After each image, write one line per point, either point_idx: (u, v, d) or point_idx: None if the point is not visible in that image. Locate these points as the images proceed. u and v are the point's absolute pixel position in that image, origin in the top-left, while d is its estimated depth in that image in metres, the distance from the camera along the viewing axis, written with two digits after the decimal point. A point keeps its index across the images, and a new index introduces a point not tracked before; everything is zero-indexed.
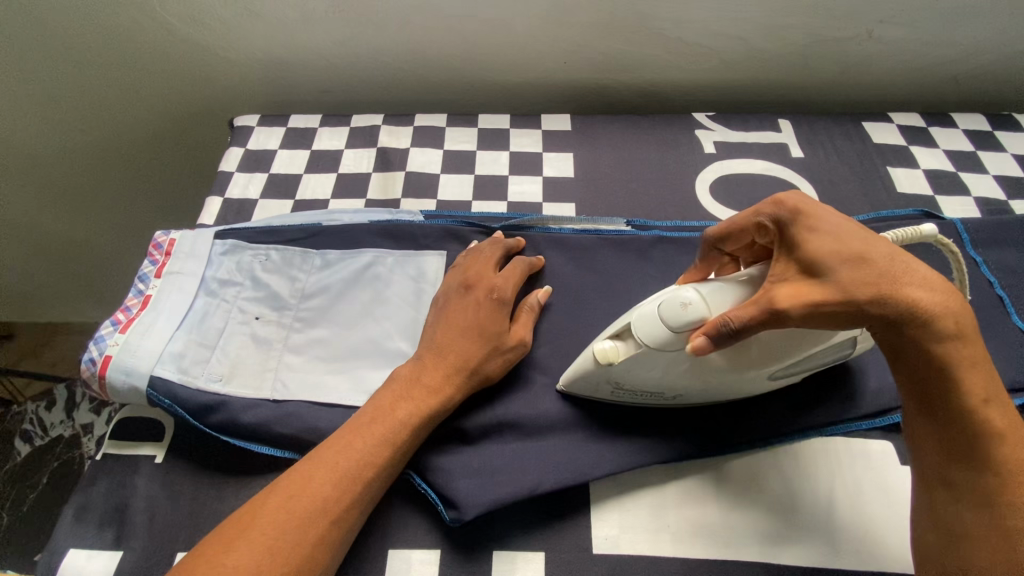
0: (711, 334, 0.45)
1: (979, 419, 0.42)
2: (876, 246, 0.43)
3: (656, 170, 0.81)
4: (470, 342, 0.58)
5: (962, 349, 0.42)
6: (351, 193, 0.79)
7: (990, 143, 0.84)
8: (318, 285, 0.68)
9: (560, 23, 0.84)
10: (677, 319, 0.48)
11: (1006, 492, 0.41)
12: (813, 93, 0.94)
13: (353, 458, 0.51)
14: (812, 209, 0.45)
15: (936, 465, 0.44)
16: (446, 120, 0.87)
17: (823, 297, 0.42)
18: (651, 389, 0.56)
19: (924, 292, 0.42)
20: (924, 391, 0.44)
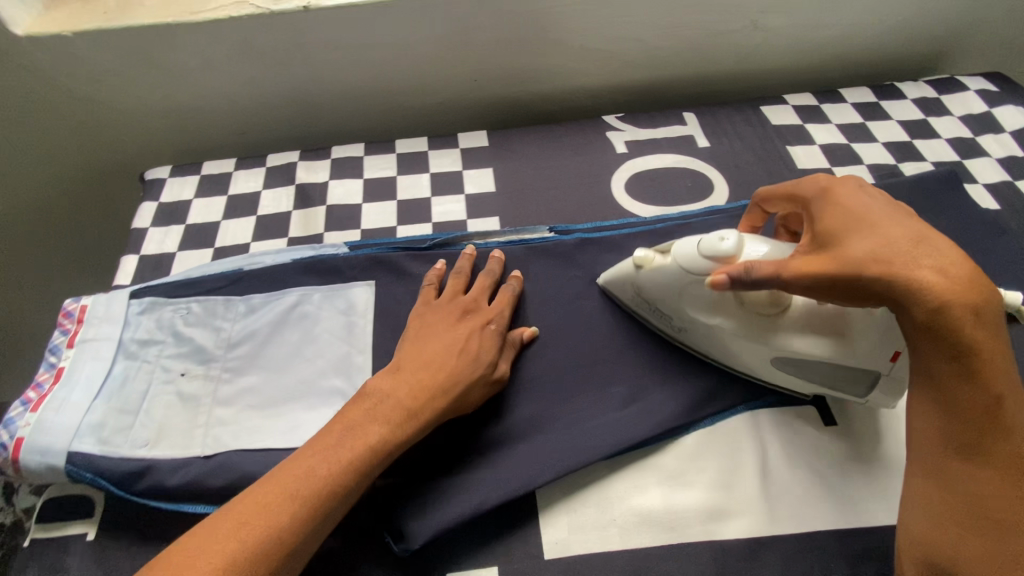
0: (735, 271, 0.50)
1: (986, 416, 0.42)
2: (896, 225, 0.45)
3: (574, 176, 0.84)
4: (462, 363, 0.58)
5: (981, 342, 0.42)
6: (272, 234, 0.78)
7: (876, 113, 0.90)
8: (244, 332, 0.67)
9: (464, 40, 0.86)
10: (711, 254, 0.54)
11: (998, 488, 0.42)
12: (716, 84, 0.98)
13: (313, 481, 0.49)
14: (840, 190, 0.50)
15: (934, 450, 0.44)
16: (364, 148, 0.87)
17: (830, 269, 0.46)
18: (661, 311, 0.63)
19: (943, 275, 0.42)
20: (931, 377, 0.44)
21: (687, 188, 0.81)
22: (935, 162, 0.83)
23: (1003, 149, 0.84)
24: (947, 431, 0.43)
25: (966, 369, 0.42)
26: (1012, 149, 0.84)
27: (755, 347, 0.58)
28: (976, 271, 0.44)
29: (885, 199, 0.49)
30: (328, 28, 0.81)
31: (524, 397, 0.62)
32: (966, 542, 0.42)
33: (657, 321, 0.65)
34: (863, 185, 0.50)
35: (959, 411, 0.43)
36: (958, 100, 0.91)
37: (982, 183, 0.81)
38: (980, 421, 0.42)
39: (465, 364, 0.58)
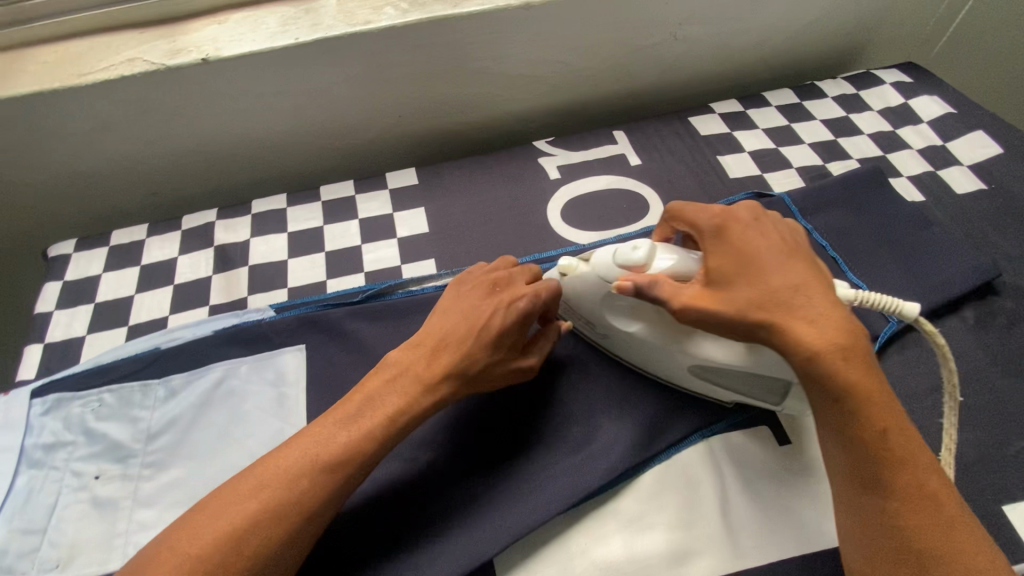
0: (641, 281, 0.50)
1: (879, 452, 0.43)
2: (776, 273, 0.45)
3: (509, 207, 0.81)
4: (480, 346, 0.54)
5: (859, 384, 0.43)
6: (192, 304, 0.73)
7: (800, 114, 0.91)
8: (164, 419, 0.62)
9: (381, 79, 0.83)
10: (625, 262, 0.52)
11: (900, 516, 0.43)
12: (644, 97, 0.98)
13: (328, 452, 0.49)
14: (732, 226, 0.48)
15: (847, 488, 0.45)
16: (287, 199, 0.83)
17: (719, 312, 0.46)
18: (585, 319, 0.62)
19: (816, 327, 0.43)
20: (824, 419, 0.45)
21: (623, 209, 0.80)
22: (861, 158, 0.85)
23: (922, 140, 0.86)
24: (850, 470, 0.45)
25: (849, 410, 0.43)
26: (931, 139, 0.86)
27: (667, 354, 0.57)
28: (845, 313, 0.45)
29: (775, 234, 0.48)
30: (231, 79, 0.77)
31: (474, 455, 0.59)
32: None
33: (583, 328, 0.64)
34: (755, 218, 0.49)
35: (855, 450, 0.44)
36: (876, 94, 0.93)
37: (906, 175, 0.82)
38: (875, 457, 0.43)
39: (497, 341, 0.54)
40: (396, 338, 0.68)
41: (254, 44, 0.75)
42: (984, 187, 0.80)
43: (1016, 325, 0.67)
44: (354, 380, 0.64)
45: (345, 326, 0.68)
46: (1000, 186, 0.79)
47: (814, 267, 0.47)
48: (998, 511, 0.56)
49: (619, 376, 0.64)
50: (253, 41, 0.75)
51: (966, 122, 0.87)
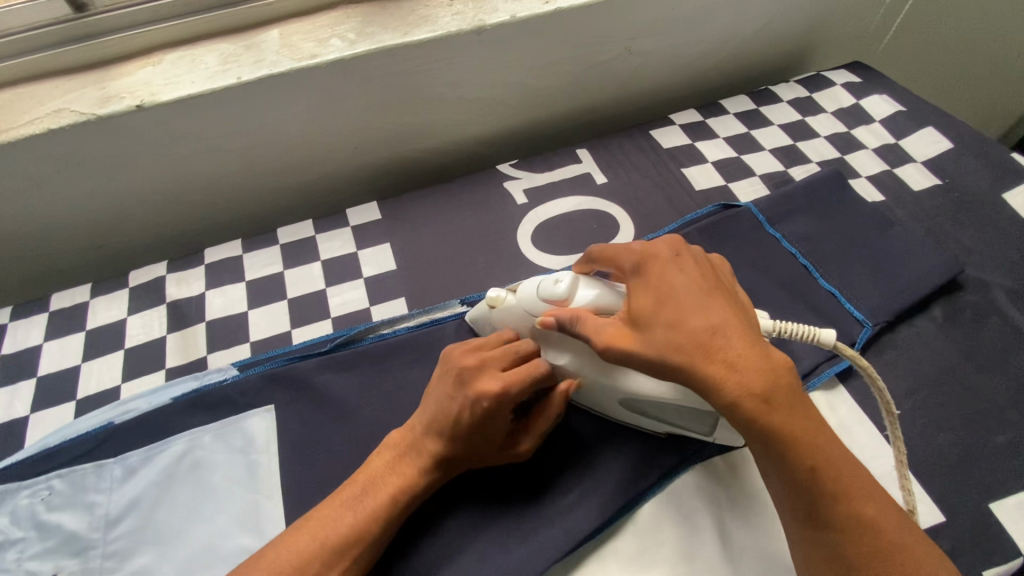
0: (562, 315, 0.51)
1: (810, 483, 0.44)
2: (686, 311, 0.46)
3: (478, 236, 0.79)
4: (457, 445, 0.52)
5: (774, 418, 0.44)
6: (146, 368, 0.68)
7: (758, 120, 0.92)
8: (124, 501, 0.57)
9: (333, 112, 0.79)
10: (549, 295, 0.53)
11: (850, 552, 0.43)
12: (604, 111, 0.97)
13: (337, 534, 0.48)
14: (648, 267, 0.50)
15: (792, 521, 0.46)
16: (242, 245, 0.78)
17: (634, 352, 0.47)
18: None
19: (723, 363, 0.44)
20: (757, 454, 0.46)
21: (593, 230, 0.79)
22: (820, 161, 0.86)
23: (876, 139, 0.88)
24: (790, 504, 0.45)
25: (771, 443, 0.44)
26: (884, 137, 0.88)
27: (600, 387, 0.55)
28: (757, 346, 0.46)
29: (689, 272, 0.49)
30: (171, 123, 0.72)
31: (463, 507, 0.56)
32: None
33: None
34: (670, 257, 0.50)
35: (789, 483, 0.45)
36: (828, 95, 0.95)
37: (865, 176, 0.84)
38: (807, 488, 0.44)
39: (462, 438, 0.52)
40: (370, 388, 0.64)
41: (192, 86, 0.71)
42: (939, 183, 0.82)
43: (983, 319, 0.69)
44: (330, 438, 0.61)
45: (315, 379, 0.64)
46: (954, 181, 0.82)
47: (729, 303, 0.48)
48: (986, 510, 0.56)
49: None
50: (191, 83, 0.71)
51: (915, 119, 0.89)
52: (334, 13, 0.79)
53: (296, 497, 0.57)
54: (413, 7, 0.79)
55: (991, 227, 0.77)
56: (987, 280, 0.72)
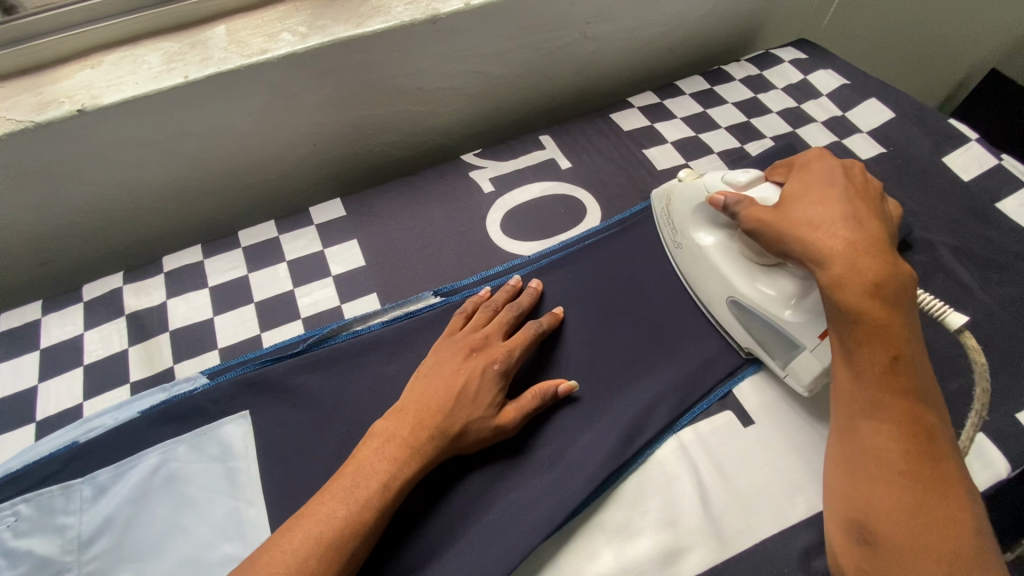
0: (731, 196, 0.60)
1: (891, 378, 0.47)
2: (836, 206, 0.52)
3: (446, 227, 0.79)
4: (460, 408, 0.55)
5: (882, 313, 0.47)
6: (109, 384, 0.65)
7: (713, 99, 0.94)
8: (97, 520, 0.55)
9: (288, 108, 0.77)
10: (728, 180, 0.62)
11: (896, 447, 0.46)
12: (563, 97, 0.98)
13: (331, 530, 0.48)
14: (807, 175, 0.57)
15: (847, 410, 0.49)
16: (202, 251, 0.76)
17: (771, 225, 0.54)
18: (673, 223, 0.71)
19: (851, 250, 0.49)
20: (843, 342, 0.50)
21: (561, 215, 0.80)
22: (774, 136, 0.89)
23: (825, 112, 0.92)
24: (856, 393, 0.48)
25: (867, 331, 0.48)
26: (832, 110, 0.92)
27: (718, 275, 0.64)
28: (891, 254, 0.50)
29: (849, 179, 0.55)
30: (116, 127, 0.69)
31: (450, 495, 0.56)
32: (872, 493, 0.46)
33: (667, 235, 0.73)
34: (840, 164, 0.56)
35: (868, 372, 0.48)
36: (777, 73, 0.98)
37: (816, 148, 0.87)
38: (882, 382, 0.47)
39: (457, 407, 0.55)
40: (347, 385, 0.64)
41: (137, 86, 0.68)
42: (885, 151, 0.86)
43: (930, 276, 0.73)
44: (310, 439, 0.60)
45: (290, 381, 0.63)
46: (897, 149, 0.86)
47: (878, 218, 0.53)
48: None
49: (583, 386, 0.64)
50: (136, 84, 0.68)
51: (860, 92, 0.93)
52: (282, 7, 0.77)
53: (278, 501, 0.56)
54: None
55: (932, 190, 0.81)
56: (932, 240, 0.76)
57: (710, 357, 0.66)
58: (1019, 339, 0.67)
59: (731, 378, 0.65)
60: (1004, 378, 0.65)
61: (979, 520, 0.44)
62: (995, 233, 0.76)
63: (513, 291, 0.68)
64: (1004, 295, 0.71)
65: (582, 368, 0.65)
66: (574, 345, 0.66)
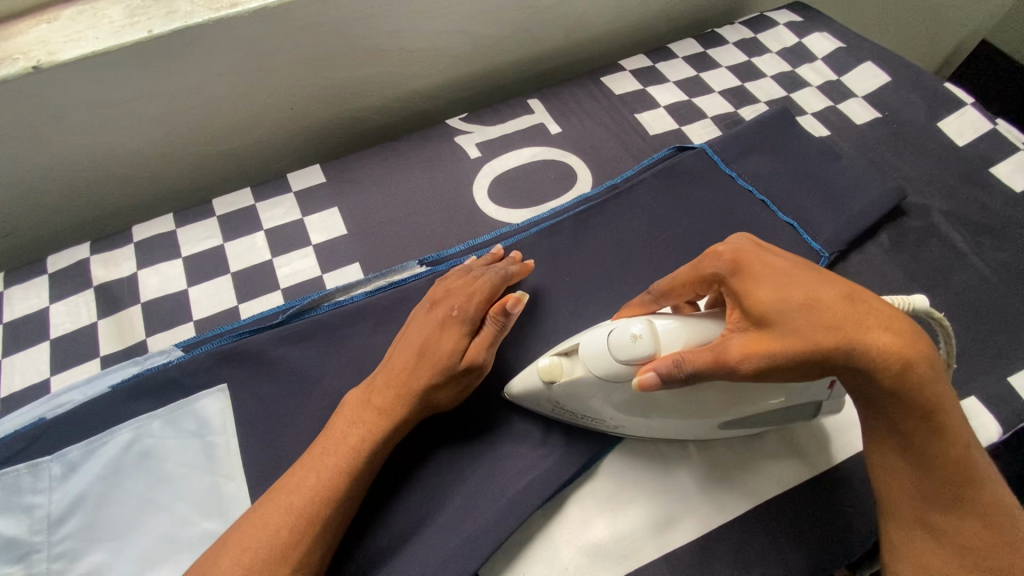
0: (663, 368, 0.44)
1: (960, 468, 0.42)
2: (827, 289, 0.41)
3: (432, 194, 0.76)
4: (420, 360, 0.54)
5: (942, 400, 0.41)
6: (78, 358, 0.62)
7: (707, 63, 0.91)
8: (67, 500, 0.52)
9: (261, 68, 0.73)
10: (629, 356, 0.46)
11: (977, 538, 0.42)
12: (551, 60, 0.94)
13: (302, 498, 0.46)
14: (748, 266, 0.44)
15: (913, 504, 0.43)
16: (174, 219, 0.72)
17: (790, 350, 0.40)
18: (588, 415, 0.54)
19: (895, 337, 0.40)
20: (900, 434, 0.43)
21: (551, 182, 0.78)
22: (768, 101, 0.86)
23: (819, 76, 0.89)
24: (925, 487, 0.43)
25: (932, 422, 0.41)
26: (827, 74, 0.89)
27: (706, 418, 0.51)
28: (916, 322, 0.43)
29: (791, 261, 0.44)
30: (74, 87, 0.64)
31: (440, 467, 0.55)
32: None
33: (587, 423, 0.55)
34: (764, 250, 0.45)
35: (937, 466, 0.42)
36: (772, 35, 0.95)
37: (811, 113, 0.85)
38: (948, 475, 0.42)
39: (414, 359, 0.54)
40: (330, 357, 0.61)
41: (96, 41, 0.63)
42: (880, 115, 0.84)
43: (925, 241, 0.72)
44: (292, 412, 0.58)
45: (270, 354, 0.60)
46: (893, 113, 0.84)
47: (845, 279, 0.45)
48: None
49: None
50: (95, 39, 0.63)
51: (855, 55, 0.91)
52: None
53: (259, 476, 0.55)
54: None
55: (927, 155, 0.80)
56: (927, 205, 0.75)
57: None
58: (1012, 304, 0.67)
59: None
60: (996, 342, 0.64)
61: None
62: (989, 198, 0.75)
63: (494, 259, 0.64)
64: (998, 260, 0.70)
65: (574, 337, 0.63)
66: (565, 315, 0.65)
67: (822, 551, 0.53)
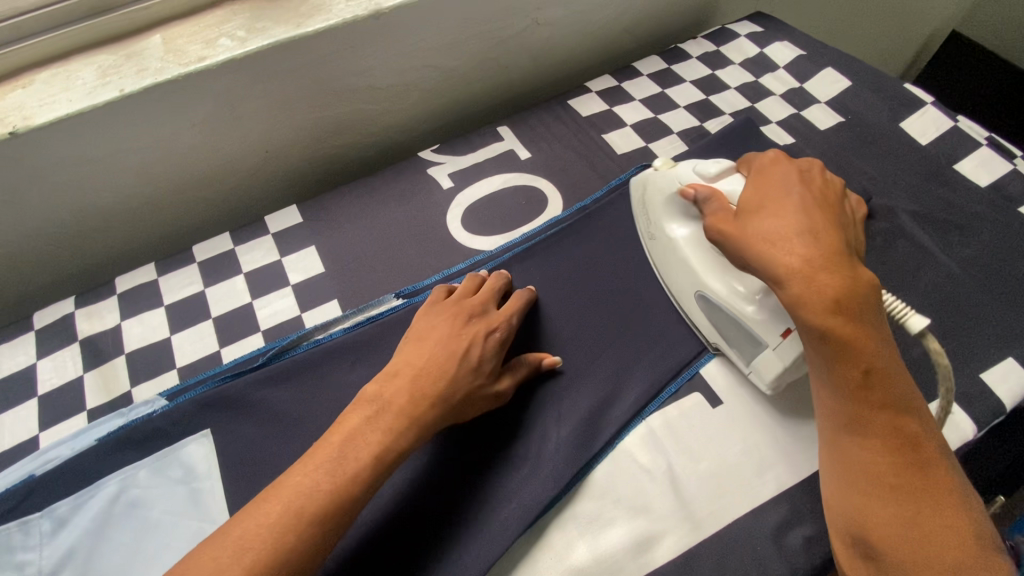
0: (703, 189, 0.59)
1: (868, 391, 0.45)
2: (792, 214, 0.51)
3: (406, 227, 0.77)
4: (459, 373, 0.55)
5: (846, 326, 0.45)
6: (65, 413, 0.63)
7: (672, 79, 0.93)
8: (58, 555, 0.54)
9: (236, 117, 0.76)
10: (700, 169, 0.61)
11: (883, 462, 0.44)
12: (520, 85, 0.96)
13: (316, 505, 0.46)
14: (764, 177, 0.56)
15: (831, 426, 0.48)
16: (157, 268, 0.74)
17: (731, 238, 0.53)
18: (646, 214, 0.70)
19: (810, 268, 0.47)
20: (818, 359, 0.48)
21: (523, 207, 0.79)
22: (732, 112, 0.88)
23: (782, 84, 0.91)
24: (836, 409, 0.47)
25: (835, 348, 0.46)
26: (790, 82, 0.91)
27: (688, 273, 0.64)
28: (852, 263, 0.48)
29: (806, 185, 0.54)
30: (53, 148, 0.66)
31: (423, 499, 0.56)
32: (868, 511, 0.44)
33: (641, 225, 0.71)
34: (795, 169, 0.55)
35: (844, 388, 0.46)
36: (734, 47, 0.97)
37: (775, 121, 0.87)
38: (854, 397, 0.46)
39: (458, 373, 0.55)
40: (311, 396, 0.62)
41: (71, 103, 0.65)
42: (844, 120, 0.85)
43: (892, 242, 0.73)
44: (275, 453, 0.59)
45: (252, 396, 0.62)
46: (856, 116, 0.86)
47: (834, 220, 0.51)
48: None
49: (550, 378, 0.63)
50: (69, 101, 0.65)
51: (816, 62, 0.93)
52: (221, 11, 0.74)
53: None
54: None
55: (891, 156, 0.81)
56: (893, 206, 0.76)
57: (679, 337, 0.67)
58: (981, 299, 0.68)
59: (699, 358, 0.65)
60: (966, 338, 0.65)
61: (982, 532, 0.42)
62: (953, 195, 0.77)
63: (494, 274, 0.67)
64: (964, 256, 0.71)
65: (551, 360, 0.65)
66: (540, 340, 0.66)
67: (801, 562, 0.53)
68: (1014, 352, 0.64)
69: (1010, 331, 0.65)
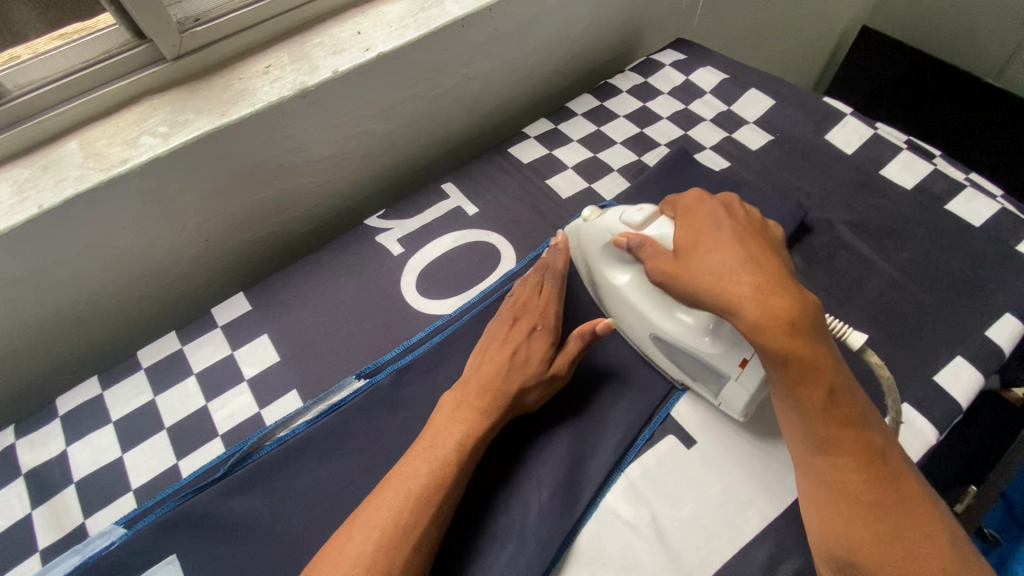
0: (634, 238, 0.59)
1: (831, 410, 0.46)
2: (732, 242, 0.50)
3: (360, 301, 0.76)
4: (510, 370, 0.61)
5: (806, 350, 0.45)
6: (13, 559, 0.59)
7: (606, 115, 0.95)
8: None
9: (167, 212, 0.73)
10: (626, 221, 0.61)
11: (854, 477, 0.46)
12: (458, 138, 0.97)
13: (419, 484, 0.52)
14: (694, 213, 0.55)
15: (803, 448, 0.48)
16: (100, 381, 0.70)
17: (680, 279, 0.52)
18: (588, 264, 0.69)
19: (761, 295, 0.46)
20: (780, 383, 0.48)
21: (476, 264, 0.79)
22: (668, 143, 0.90)
23: (711, 109, 0.94)
24: (806, 432, 0.47)
25: (798, 373, 0.45)
26: (718, 106, 0.94)
27: (642, 317, 0.63)
28: (796, 284, 0.47)
29: (734, 218, 0.53)
30: None
31: None
32: (852, 530, 0.45)
33: (586, 275, 0.71)
34: (720, 204, 0.55)
35: (810, 412, 0.46)
36: (661, 77, 1.00)
37: (709, 147, 0.89)
38: (823, 419, 0.46)
39: (506, 371, 0.61)
40: (280, 499, 0.60)
41: None
42: (773, 138, 0.89)
43: (834, 255, 0.76)
44: (247, 569, 0.56)
45: (216, 509, 0.59)
46: (783, 134, 0.89)
47: (770, 245, 0.51)
48: None
49: (524, 442, 0.62)
50: None
51: (739, 84, 0.96)
52: (139, 107, 0.71)
53: None
54: (226, 83, 0.74)
55: (822, 170, 0.84)
56: (830, 219, 0.79)
57: (645, 380, 0.67)
58: (924, 302, 0.70)
59: (668, 400, 0.65)
60: (916, 342, 0.67)
61: (949, 529, 0.45)
62: (884, 201, 0.80)
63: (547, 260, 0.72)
64: (902, 261, 0.74)
65: (523, 423, 0.64)
66: None
67: None
68: (962, 350, 0.66)
69: (955, 330, 0.68)
